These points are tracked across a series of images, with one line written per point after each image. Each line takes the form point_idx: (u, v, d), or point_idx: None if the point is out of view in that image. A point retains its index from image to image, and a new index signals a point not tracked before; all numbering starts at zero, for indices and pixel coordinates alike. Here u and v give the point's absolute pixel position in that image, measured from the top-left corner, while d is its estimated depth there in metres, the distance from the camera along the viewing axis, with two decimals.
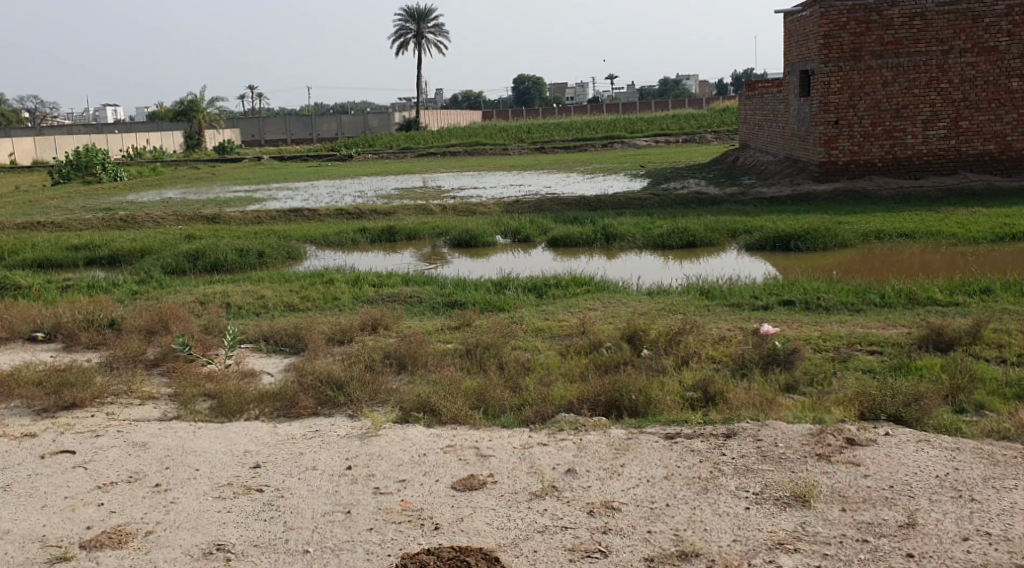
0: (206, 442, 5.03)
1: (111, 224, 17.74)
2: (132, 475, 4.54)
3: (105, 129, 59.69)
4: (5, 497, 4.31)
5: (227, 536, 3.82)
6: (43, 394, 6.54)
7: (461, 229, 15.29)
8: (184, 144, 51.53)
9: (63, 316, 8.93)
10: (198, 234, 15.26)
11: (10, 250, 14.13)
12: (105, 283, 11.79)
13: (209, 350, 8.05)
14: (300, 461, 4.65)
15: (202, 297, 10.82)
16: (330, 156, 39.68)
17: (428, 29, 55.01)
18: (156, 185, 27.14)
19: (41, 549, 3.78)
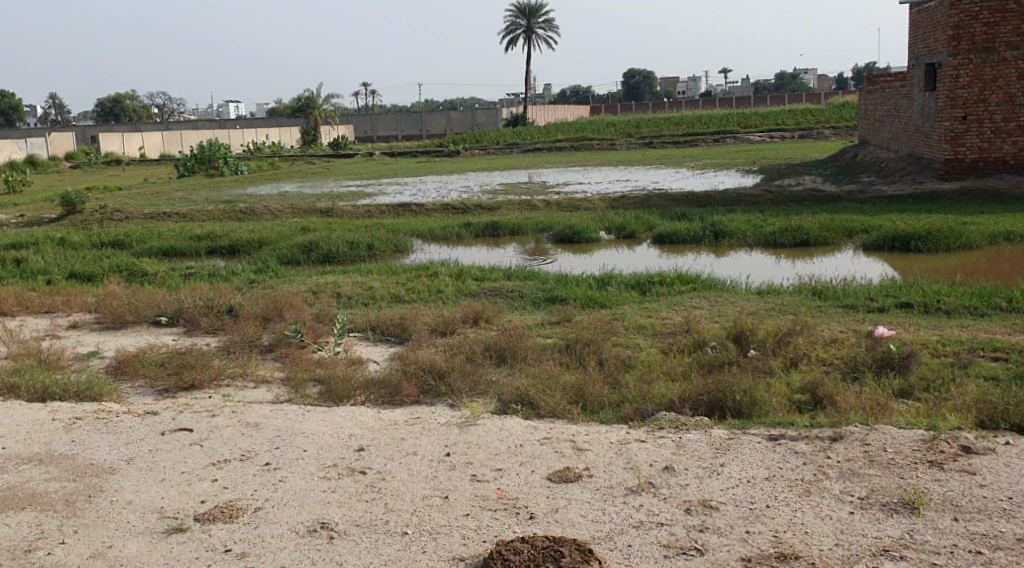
0: (314, 425, 5.21)
1: (232, 216, 18.50)
2: (245, 453, 4.74)
3: (227, 125, 62.27)
4: (129, 469, 4.56)
5: (331, 515, 3.95)
6: (165, 375, 6.89)
7: (566, 225, 15.31)
8: (301, 140, 53.26)
9: (185, 303, 9.38)
10: (311, 226, 15.76)
11: (139, 239, 14.91)
12: (225, 271, 12.31)
13: (319, 337, 8.33)
14: (402, 446, 4.76)
15: (314, 287, 11.18)
16: (438, 152, 40.27)
17: (539, 24, 55.15)
18: (274, 179, 28.13)
19: (159, 519, 3.98)
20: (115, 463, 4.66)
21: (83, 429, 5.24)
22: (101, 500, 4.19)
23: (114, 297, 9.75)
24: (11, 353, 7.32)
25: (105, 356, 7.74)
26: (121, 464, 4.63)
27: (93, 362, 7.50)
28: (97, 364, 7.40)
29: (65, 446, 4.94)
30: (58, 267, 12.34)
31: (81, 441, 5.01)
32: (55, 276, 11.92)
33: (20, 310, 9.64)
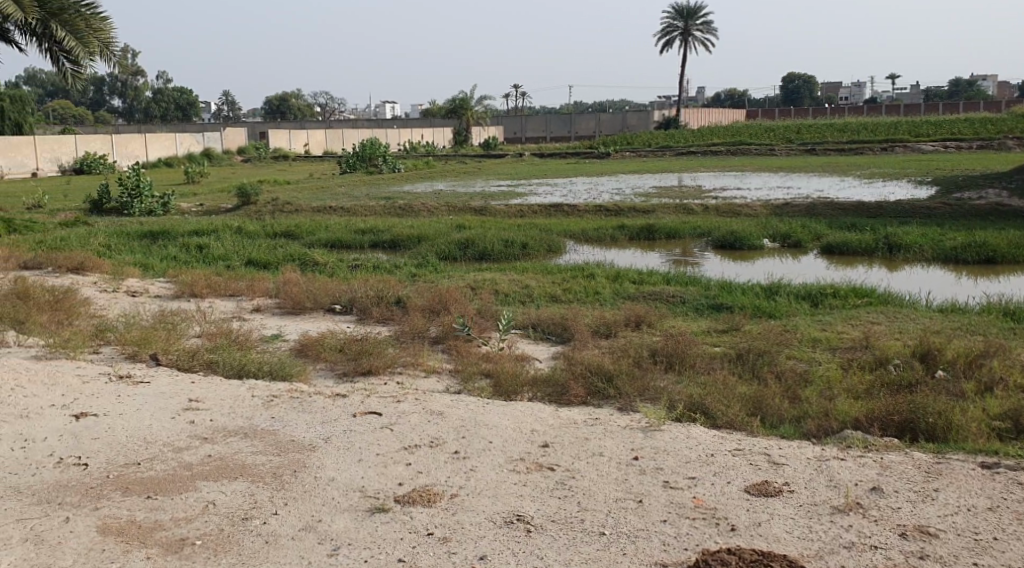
0: (496, 418, 5.26)
1: (391, 212, 19.05)
2: (434, 440, 4.87)
3: (385, 124, 64.37)
4: (327, 447, 4.80)
5: (526, 509, 4.04)
6: (344, 360, 7.13)
7: (727, 231, 14.94)
8: (454, 140, 54.36)
9: (356, 292, 9.71)
10: (467, 224, 16.01)
11: (307, 232, 15.55)
12: (388, 264, 12.68)
13: (484, 331, 8.42)
14: (587, 446, 4.75)
15: (474, 283, 11.37)
16: (589, 153, 40.20)
17: (697, 26, 54.23)
18: (428, 177, 28.66)
19: (362, 498, 4.22)
20: (314, 440, 4.90)
21: (281, 407, 5.50)
22: (305, 475, 4.48)
23: (292, 284, 10.18)
24: (206, 331, 7.74)
25: (287, 339, 8.09)
26: (320, 442, 4.87)
27: (277, 344, 7.85)
28: (281, 346, 7.75)
29: (265, 421, 5.22)
30: (237, 255, 13.00)
31: (279, 418, 5.27)
32: (235, 262, 12.57)
33: (207, 291, 10.19)
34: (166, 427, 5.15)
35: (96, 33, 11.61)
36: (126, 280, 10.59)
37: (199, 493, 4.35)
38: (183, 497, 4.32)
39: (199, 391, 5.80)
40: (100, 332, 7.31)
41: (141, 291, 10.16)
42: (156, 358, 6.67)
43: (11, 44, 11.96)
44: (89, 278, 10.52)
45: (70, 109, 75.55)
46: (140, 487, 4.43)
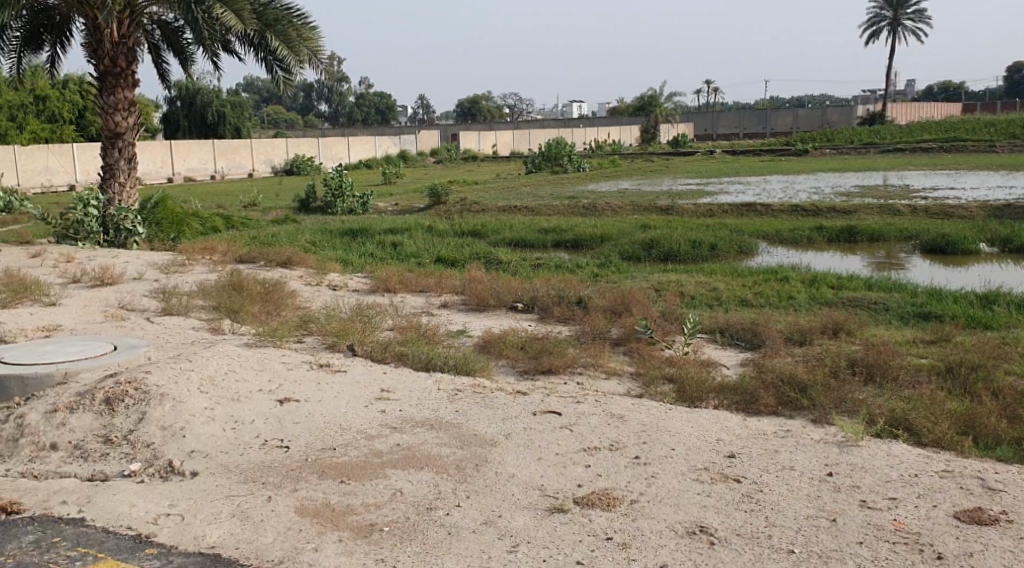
0: (679, 424, 5.11)
1: (576, 211, 19.10)
2: (614, 443, 4.80)
3: (574, 124, 64.75)
4: (509, 443, 4.85)
5: (710, 519, 3.90)
6: (526, 358, 7.17)
7: (937, 233, 13.89)
8: (641, 139, 53.88)
9: (539, 291, 9.78)
10: (653, 224, 15.79)
11: (494, 230, 15.83)
12: (572, 264, 12.69)
13: (668, 335, 8.24)
14: (776, 458, 4.52)
15: (660, 284, 11.17)
16: (784, 151, 38.66)
17: (908, 15, 50.93)
18: (614, 176, 28.52)
19: (542, 498, 4.23)
20: (496, 436, 4.96)
21: (465, 401, 5.61)
22: (487, 469, 4.54)
23: (478, 281, 10.38)
24: (397, 325, 8.02)
25: (472, 335, 8.25)
26: (502, 437, 4.93)
27: (463, 339, 8.02)
28: (466, 342, 7.92)
29: (451, 414, 5.34)
30: (427, 252, 13.43)
31: (464, 411, 5.37)
32: (425, 259, 12.99)
33: (399, 287, 10.56)
34: (359, 415, 5.38)
35: (306, 42, 12.33)
36: (326, 274, 11.18)
37: (387, 480, 4.51)
38: (373, 483, 4.48)
39: (390, 382, 6.01)
40: (303, 322, 7.74)
41: (339, 285, 10.69)
42: (352, 348, 6.95)
43: (232, 54, 12.93)
44: (293, 272, 11.18)
45: (281, 113, 80.95)
46: (335, 472, 4.64)
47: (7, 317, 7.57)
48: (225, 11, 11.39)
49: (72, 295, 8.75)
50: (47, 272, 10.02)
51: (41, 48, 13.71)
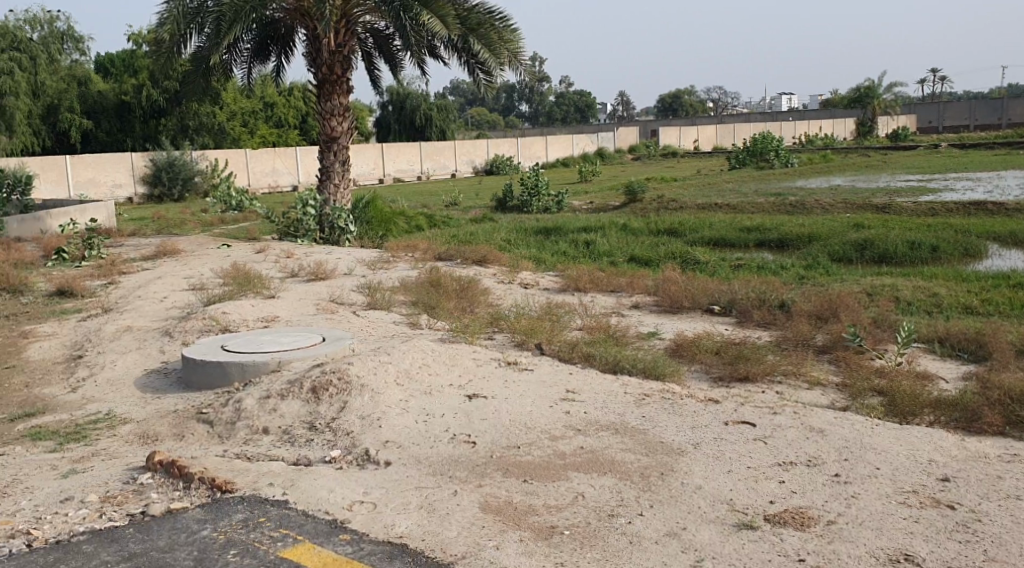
0: (885, 441, 4.72)
1: (781, 209, 18.27)
2: (811, 459, 4.51)
3: (782, 117, 62.24)
4: (697, 453, 4.68)
5: (917, 548, 3.57)
6: (720, 364, 6.89)
7: None
8: (856, 132, 50.94)
9: (738, 294, 9.39)
10: (867, 223, 14.83)
11: (693, 229, 15.41)
12: (775, 265, 12.12)
13: (878, 344, 7.66)
14: (999, 486, 4.08)
15: (871, 288, 10.43)
16: (1022, 144, 35.27)
17: None
18: (825, 172, 27.09)
19: (730, 512, 4.03)
20: (684, 445, 4.80)
21: (653, 406, 5.47)
22: (673, 479, 4.39)
23: (673, 282, 10.13)
24: (587, 325, 7.95)
25: (665, 337, 8.05)
26: (690, 447, 4.77)
27: (655, 342, 7.83)
28: (659, 344, 7.72)
29: (637, 420, 5.23)
30: (622, 251, 13.28)
31: (651, 418, 5.25)
32: (621, 258, 12.84)
33: (591, 286, 10.49)
34: (545, 414, 5.37)
35: (507, 44, 12.43)
36: (520, 273, 11.29)
37: (569, 483, 4.46)
38: (555, 485, 4.45)
39: (577, 383, 5.95)
40: (495, 320, 7.83)
41: (533, 284, 10.77)
42: (541, 347, 6.96)
43: (438, 59, 13.34)
44: (490, 270, 11.38)
45: (486, 115, 83.40)
46: (518, 470, 4.64)
47: (230, 309, 8.17)
48: (431, 17, 11.80)
49: (287, 289, 9.32)
50: (267, 267, 10.74)
51: (268, 59, 14.77)
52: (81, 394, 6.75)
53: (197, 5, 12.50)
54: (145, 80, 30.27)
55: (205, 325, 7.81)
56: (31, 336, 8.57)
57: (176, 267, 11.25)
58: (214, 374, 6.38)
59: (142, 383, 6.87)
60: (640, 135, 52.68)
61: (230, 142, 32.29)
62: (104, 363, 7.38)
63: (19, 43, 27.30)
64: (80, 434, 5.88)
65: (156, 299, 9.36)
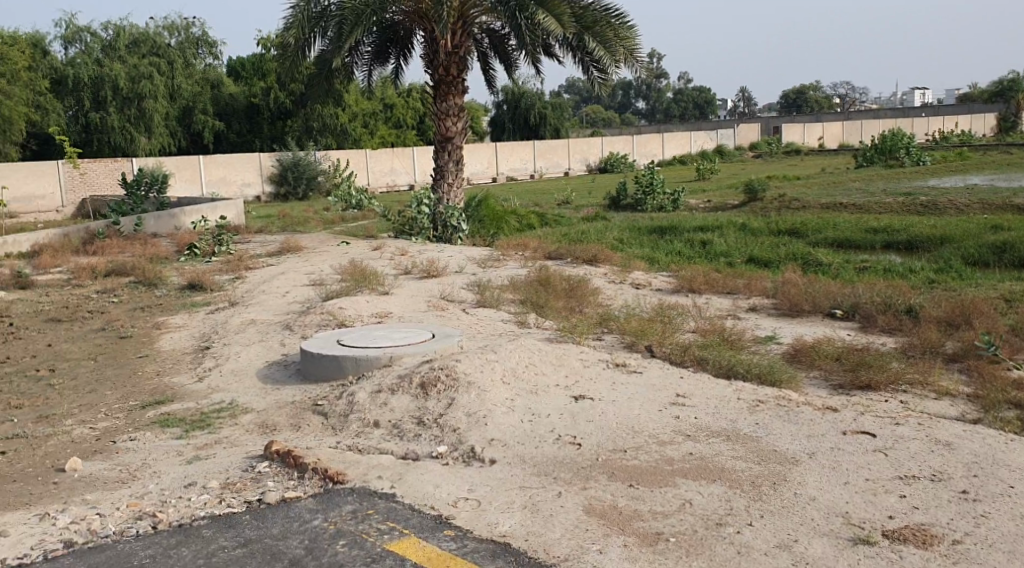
0: (1019, 458, 4.43)
1: (912, 209, 17.43)
2: (936, 474, 4.28)
3: (915, 113, 59.51)
4: (812, 463, 4.50)
5: None
6: (840, 371, 6.61)
7: None
8: (996, 128, 48.18)
9: (862, 297, 9.00)
10: (1004, 224, 14.01)
11: (815, 229, 14.88)
12: (902, 268, 11.57)
13: (1015, 354, 7.19)
14: None
15: (1009, 293, 9.81)
16: None
17: None
18: (961, 171, 25.72)
19: (846, 526, 3.86)
20: (798, 454, 4.63)
21: (767, 413, 5.29)
22: (785, 489, 4.24)
23: (792, 284, 9.80)
24: (700, 327, 7.78)
25: (782, 342, 7.79)
26: (805, 456, 4.59)
27: (771, 346, 7.59)
28: (775, 349, 7.48)
29: (750, 427, 5.07)
30: (739, 252, 12.95)
31: (764, 425, 5.08)
32: (737, 259, 12.52)
33: (706, 287, 10.26)
34: (653, 418, 5.28)
35: (623, 41, 12.33)
36: (633, 273, 11.16)
37: (677, 490, 4.36)
38: (663, 491, 4.36)
39: (688, 387, 5.83)
40: (605, 320, 7.76)
41: (645, 284, 10.62)
42: (652, 349, 6.84)
43: (553, 58, 13.36)
44: (602, 269, 11.29)
45: (603, 114, 83.16)
46: (624, 475, 4.57)
47: (347, 304, 8.38)
48: (547, 16, 11.84)
49: (401, 286, 9.50)
50: (383, 264, 10.98)
51: (388, 62, 15.12)
52: (207, 383, 7.05)
53: (321, 10, 12.93)
54: (274, 83, 31.55)
55: (323, 319, 8.05)
56: (164, 327, 9.04)
57: (298, 263, 11.63)
58: (329, 367, 6.55)
59: (263, 374, 7.12)
60: (762, 133, 51.36)
61: (352, 143, 33.25)
62: (228, 354, 7.68)
63: (158, 49, 29.38)
64: (205, 422, 6.13)
65: (279, 294, 9.70)
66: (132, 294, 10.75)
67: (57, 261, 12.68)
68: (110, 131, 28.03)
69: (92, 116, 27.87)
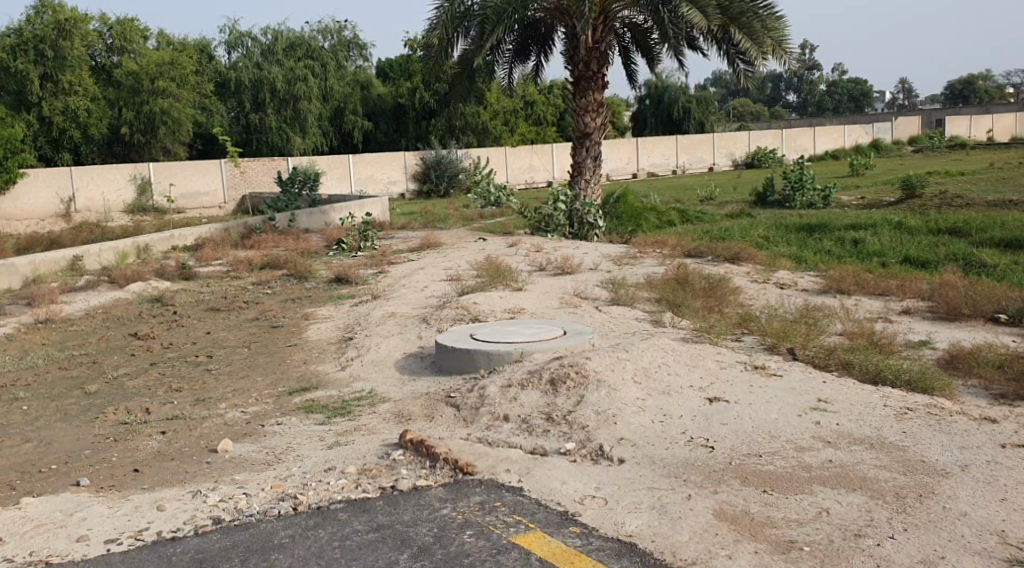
0: None
1: None
2: None
3: None
4: (964, 476, 4.23)
5: None
6: (1002, 380, 6.16)
7: None
8: None
9: None
10: None
11: (979, 227, 13.93)
12: None
13: None
14: None
15: None
16: None
17: None
18: None
19: (1000, 546, 3.63)
20: (949, 465, 4.36)
21: (917, 421, 5.00)
22: (932, 503, 4.00)
23: (951, 286, 9.21)
24: (847, 330, 7.43)
25: (938, 347, 7.33)
26: (956, 468, 4.32)
27: (925, 352, 7.16)
28: (929, 355, 7.05)
29: (896, 435, 4.80)
30: (893, 251, 12.29)
31: (912, 434, 4.80)
32: (891, 259, 11.88)
33: (855, 288, 9.80)
34: (791, 423, 5.08)
35: (771, 32, 11.94)
36: (776, 272, 10.79)
37: (814, 497, 4.18)
38: (798, 498, 4.19)
39: (830, 392, 5.58)
40: (745, 321, 7.52)
41: (789, 284, 10.24)
42: (793, 352, 6.58)
43: (696, 51, 13.07)
44: (743, 268, 10.99)
45: (751, 109, 81.01)
46: (758, 480, 4.42)
47: (482, 299, 8.50)
48: (691, 9, 11.57)
49: (536, 282, 9.54)
50: (519, 260, 11.06)
51: (529, 59, 15.21)
52: (348, 373, 7.31)
53: (465, 10, 13.06)
54: (420, 83, 32.41)
55: (458, 314, 8.19)
56: (311, 318, 9.43)
57: (438, 259, 11.88)
58: (463, 360, 6.65)
59: (401, 365, 7.31)
60: (924, 126, 48.63)
61: (494, 140, 33.74)
62: (369, 345, 7.93)
63: (313, 51, 30.60)
64: (346, 409, 6.35)
65: (418, 288, 9.94)
66: (284, 286, 11.28)
67: (217, 254, 13.46)
68: (269, 131, 29.57)
69: (252, 117, 29.37)
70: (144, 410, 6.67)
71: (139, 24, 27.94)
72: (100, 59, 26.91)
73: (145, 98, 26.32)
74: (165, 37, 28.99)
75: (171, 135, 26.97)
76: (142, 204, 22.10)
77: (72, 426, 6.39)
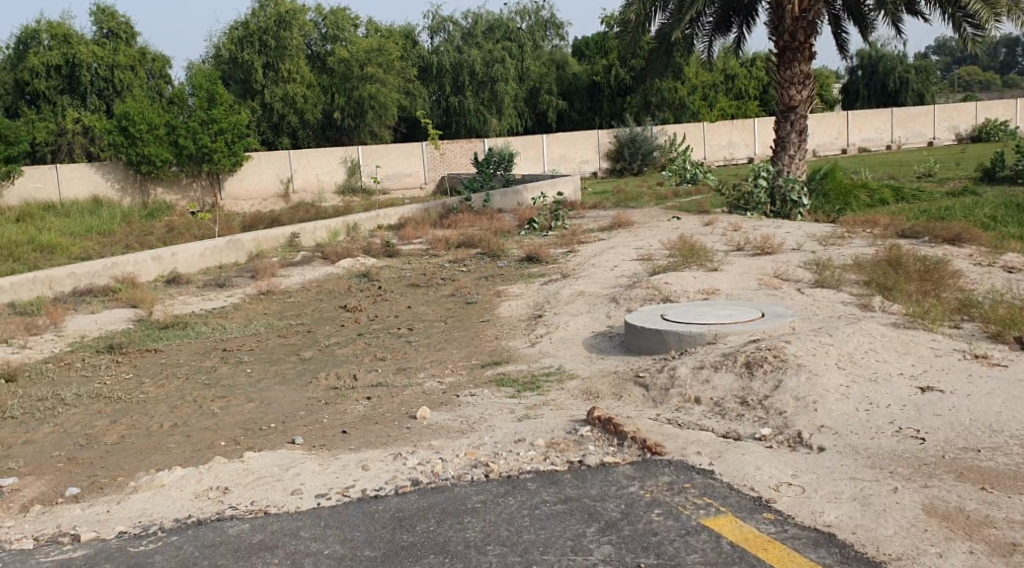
0: None
1: None
2: None
3: None
4: None
5: None
6: None
7: None
8: None
9: None
10: None
11: None
12: None
13: None
14: None
15: None
16: None
17: None
18: None
19: None
20: None
21: None
22: None
23: None
24: None
25: None
26: None
27: None
28: None
29: None
30: None
31: None
32: None
33: None
34: (1016, 418, 4.65)
35: None
36: (1003, 254, 9.88)
37: None
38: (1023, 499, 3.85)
39: None
40: (964, 306, 6.94)
41: (1019, 267, 9.35)
42: (1021, 341, 6.00)
43: (917, 16, 12.16)
44: (965, 250, 10.15)
45: (981, 76, 74.52)
46: (976, 477, 4.10)
47: (675, 279, 8.35)
48: None
49: (732, 262, 9.26)
50: (715, 239, 10.78)
51: (730, 31, 14.73)
52: (538, 349, 7.40)
53: None
54: (615, 60, 32.19)
55: (649, 293, 8.09)
56: (503, 295, 9.63)
57: (630, 238, 11.79)
58: (652, 340, 6.57)
59: (590, 343, 7.32)
60: None
61: (692, 116, 33.00)
62: (559, 322, 8.00)
63: (510, 33, 31.33)
64: (535, 384, 6.44)
65: (608, 267, 9.90)
66: (478, 264, 11.57)
67: (418, 232, 14.02)
68: (468, 114, 30.29)
69: (453, 100, 30.27)
70: (352, 376, 7.07)
71: (351, 13, 29.59)
72: (316, 47, 28.68)
73: (355, 84, 27.74)
74: (373, 25, 30.50)
75: (377, 118, 28.00)
76: (352, 184, 23.36)
77: (290, 388, 6.88)
